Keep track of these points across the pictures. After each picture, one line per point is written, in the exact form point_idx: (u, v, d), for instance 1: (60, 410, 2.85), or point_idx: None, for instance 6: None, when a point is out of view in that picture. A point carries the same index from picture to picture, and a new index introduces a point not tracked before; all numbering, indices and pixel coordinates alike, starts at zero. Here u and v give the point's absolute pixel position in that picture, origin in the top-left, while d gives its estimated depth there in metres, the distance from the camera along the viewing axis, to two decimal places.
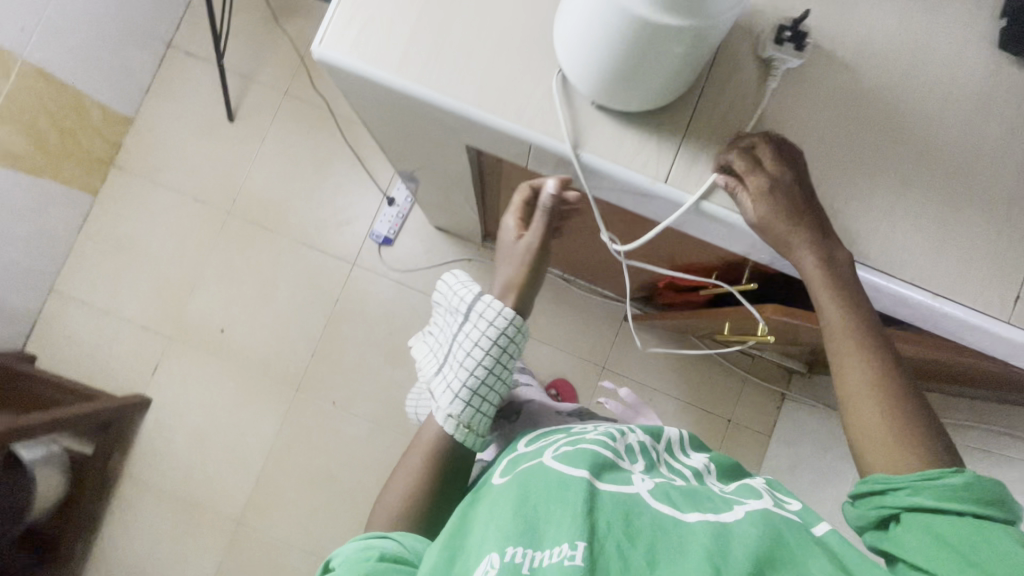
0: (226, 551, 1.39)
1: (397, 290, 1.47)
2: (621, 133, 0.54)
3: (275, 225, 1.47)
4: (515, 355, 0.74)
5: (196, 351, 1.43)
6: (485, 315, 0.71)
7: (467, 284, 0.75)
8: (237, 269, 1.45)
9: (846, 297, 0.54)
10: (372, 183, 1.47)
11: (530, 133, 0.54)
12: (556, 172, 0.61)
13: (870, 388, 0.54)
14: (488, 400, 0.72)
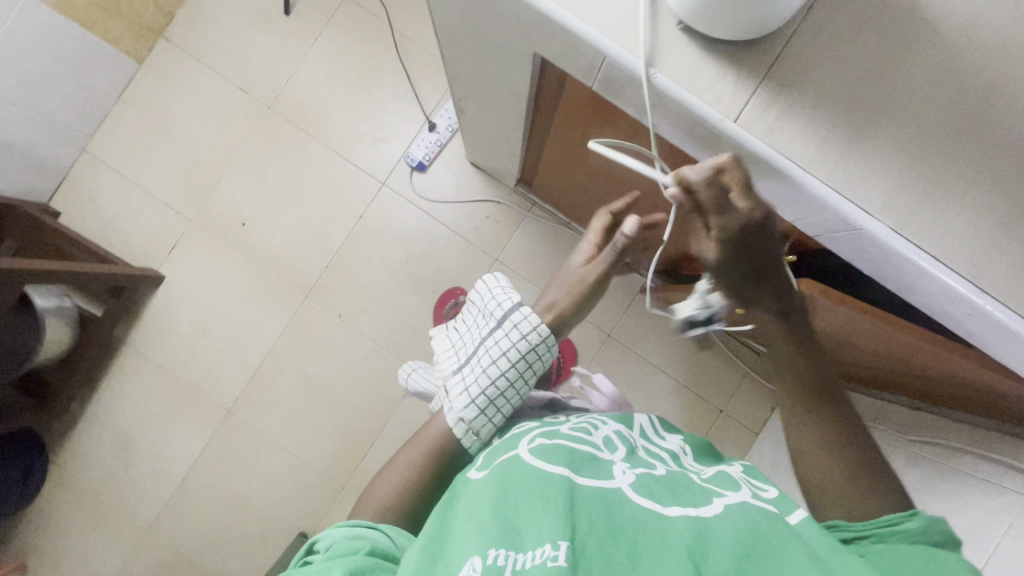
0: (212, 435, 1.43)
1: (421, 218, 1.45)
2: (700, 60, 0.52)
3: (312, 130, 1.45)
4: (536, 374, 0.77)
5: (214, 240, 1.44)
6: (521, 325, 0.75)
7: (510, 294, 0.80)
8: (268, 167, 1.45)
9: (799, 358, 0.63)
10: (416, 105, 1.44)
11: (607, 44, 0.52)
12: (621, 95, 0.59)
13: (822, 443, 0.62)
14: (501, 411, 0.75)
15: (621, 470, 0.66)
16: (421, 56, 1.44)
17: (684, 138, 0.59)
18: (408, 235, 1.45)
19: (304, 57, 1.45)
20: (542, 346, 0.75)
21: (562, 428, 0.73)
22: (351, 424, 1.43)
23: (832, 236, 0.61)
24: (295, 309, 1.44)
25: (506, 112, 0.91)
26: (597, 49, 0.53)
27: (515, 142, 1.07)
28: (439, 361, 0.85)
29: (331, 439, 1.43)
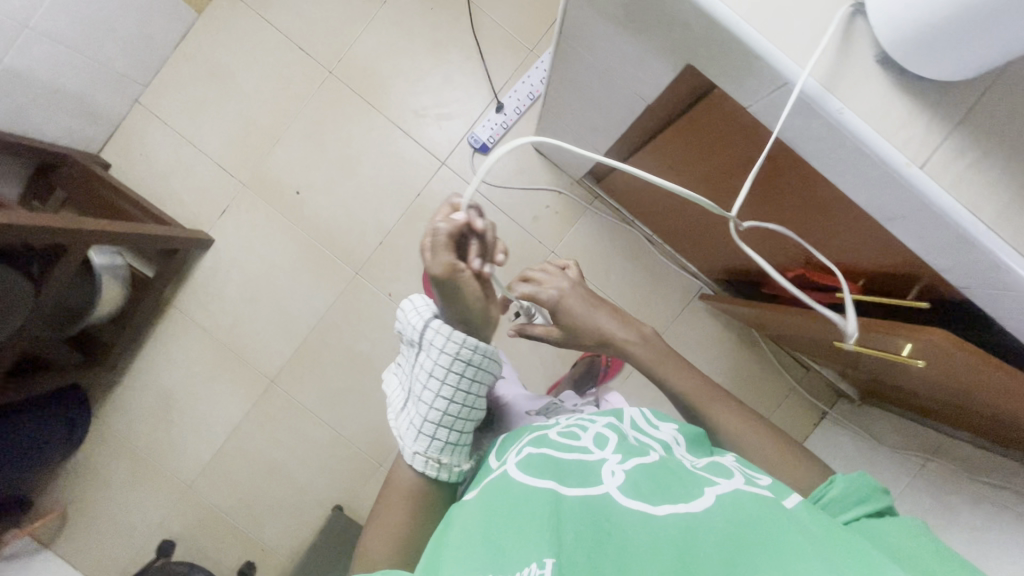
0: (253, 403, 1.42)
1: (478, 202, 1.41)
2: (894, 99, 0.47)
3: (374, 100, 1.39)
4: (479, 378, 0.76)
5: (266, 206, 1.40)
6: (445, 340, 0.74)
7: (424, 313, 0.77)
8: (325, 135, 1.39)
9: (675, 364, 0.91)
10: (485, 83, 1.38)
11: (796, 72, 0.47)
12: (784, 123, 0.54)
13: (747, 425, 0.83)
14: (464, 422, 0.77)
15: (610, 470, 0.64)
16: (495, 32, 1.37)
17: (844, 171, 0.55)
18: None
19: (371, 21, 1.37)
20: (479, 349, 0.75)
21: (551, 432, 0.72)
22: None
23: (984, 290, 0.57)
24: (344, 285, 1.41)
25: (609, 109, 0.86)
26: (779, 71, 0.48)
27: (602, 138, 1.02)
28: (389, 402, 0.85)
29: (371, 418, 1.43)
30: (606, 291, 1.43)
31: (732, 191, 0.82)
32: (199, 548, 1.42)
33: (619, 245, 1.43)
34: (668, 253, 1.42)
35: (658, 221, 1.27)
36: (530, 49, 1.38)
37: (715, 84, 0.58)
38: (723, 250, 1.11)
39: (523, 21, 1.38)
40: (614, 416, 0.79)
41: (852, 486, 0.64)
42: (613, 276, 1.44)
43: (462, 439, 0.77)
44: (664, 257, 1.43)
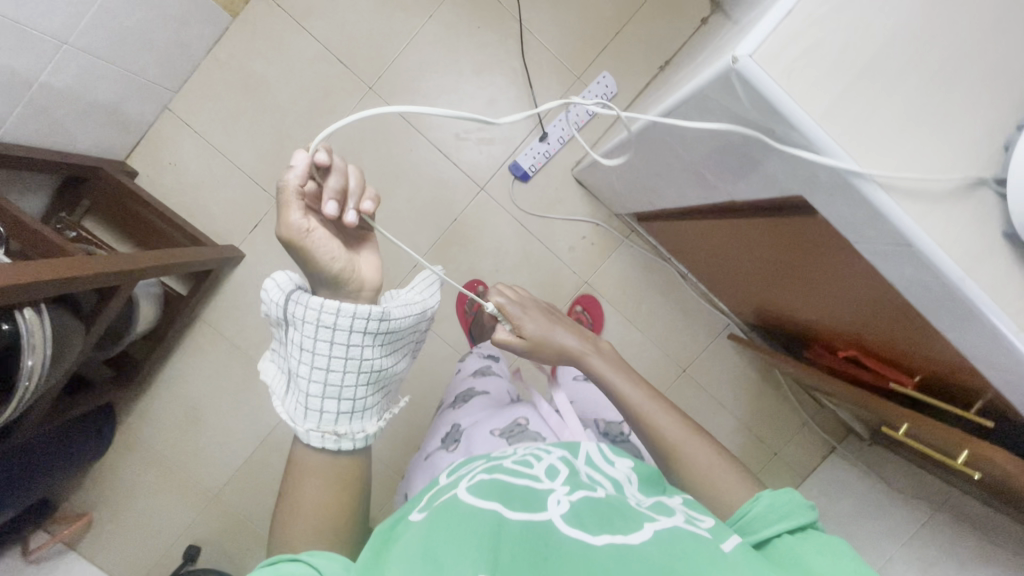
0: (282, 417, 1.43)
1: (516, 228, 1.40)
2: (1016, 275, 0.48)
3: (414, 118, 1.35)
4: (356, 342, 0.70)
5: None
6: (310, 309, 0.68)
7: (281, 288, 0.71)
8: (363, 151, 1.35)
9: (624, 371, 0.88)
10: (530, 108, 1.35)
11: (927, 245, 0.48)
12: (894, 268, 0.55)
13: (686, 430, 0.79)
14: (362, 384, 0.73)
15: (558, 499, 0.57)
16: (543, 56, 1.34)
17: (951, 319, 0.56)
18: (499, 244, 1.40)
19: (415, 36, 1.32)
20: (363, 314, 0.69)
21: (504, 461, 0.65)
22: None
23: None
24: None
25: (685, 182, 0.85)
26: (907, 237, 0.49)
27: (661, 194, 1.02)
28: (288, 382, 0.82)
29: None
30: (636, 323, 1.45)
31: (798, 277, 0.84)
32: (224, 557, 1.44)
33: (654, 278, 1.44)
34: (698, 288, 1.45)
35: (701, 264, 1.29)
36: (576, 75, 1.35)
37: (823, 216, 0.58)
38: (767, 305, 1.13)
39: (571, 46, 1.35)
40: (568, 451, 0.72)
41: (771, 505, 0.63)
42: (644, 308, 1.45)
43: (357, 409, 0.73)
44: (694, 291, 1.45)
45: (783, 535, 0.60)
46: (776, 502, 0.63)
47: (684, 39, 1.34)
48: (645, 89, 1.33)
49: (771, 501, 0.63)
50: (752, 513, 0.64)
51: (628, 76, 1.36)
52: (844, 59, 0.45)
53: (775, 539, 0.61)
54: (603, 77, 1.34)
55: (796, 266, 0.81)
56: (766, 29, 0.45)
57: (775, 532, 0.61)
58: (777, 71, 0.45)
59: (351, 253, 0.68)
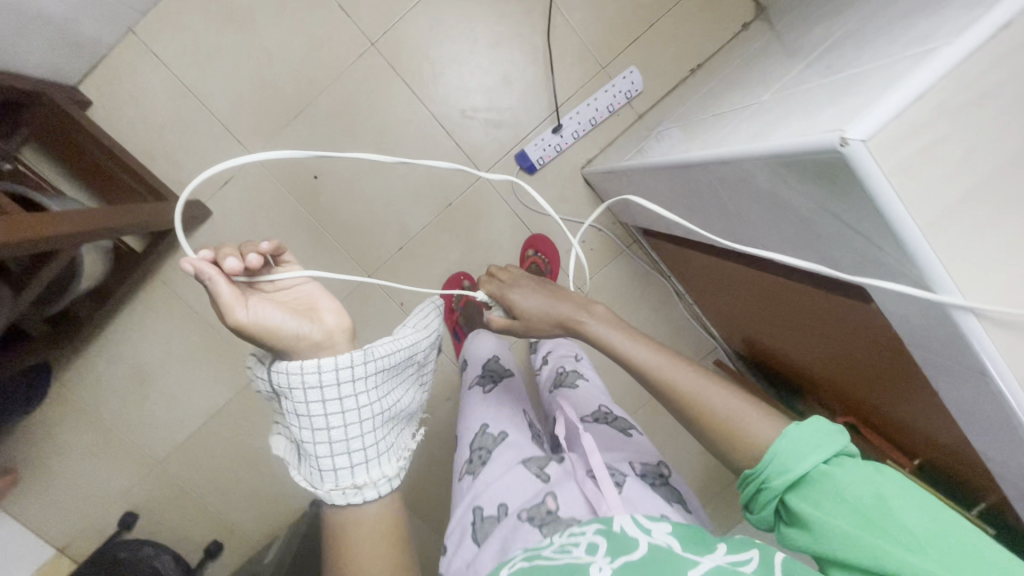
0: (239, 391, 1.34)
1: (514, 223, 1.30)
2: None
3: (418, 87, 1.21)
4: (355, 390, 0.76)
5: (277, 184, 1.23)
6: (297, 378, 0.73)
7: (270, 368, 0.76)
8: (356, 115, 1.21)
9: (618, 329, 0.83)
10: (547, 95, 1.23)
11: (1009, 383, 0.42)
12: (952, 383, 0.50)
13: (696, 377, 0.74)
14: (367, 429, 0.78)
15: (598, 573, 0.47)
16: (569, 38, 1.22)
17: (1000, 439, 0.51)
18: (494, 237, 1.30)
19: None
20: (345, 365, 0.74)
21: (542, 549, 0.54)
22: None
23: None
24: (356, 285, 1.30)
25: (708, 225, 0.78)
26: (986, 368, 0.43)
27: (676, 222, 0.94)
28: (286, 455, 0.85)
29: None
30: None
31: (812, 336, 0.79)
32: (163, 527, 1.36)
33: (648, 293, 1.39)
34: (690, 307, 1.39)
35: (702, 290, 1.24)
36: (603, 66, 1.23)
37: (884, 312, 0.52)
38: (766, 345, 1.09)
39: (601, 32, 1.23)
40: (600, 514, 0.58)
41: (805, 447, 0.60)
42: (635, 322, 1.40)
43: (369, 454, 0.78)
44: (686, 310, 1.40)
45: (826, 472, 0.58)
46: (810, 441, 0.60)
47: (722, 45, 1.23)
48: (672, 93, 1.22)
49: (807, 443, 0.59)
50: (784, 455, 0.60)
51: (657, 76, 1.25)
52: (970, 163, 0.38)
53: (816, 478, 0.58)
54: (630, 72, 1.22)
55: (816, 329, 0.76)
56: (890, 108, 0.37)
57: (816, 472, 0.58)
58: (891, 163, 0.37)
59: (305, 314, 0.74)
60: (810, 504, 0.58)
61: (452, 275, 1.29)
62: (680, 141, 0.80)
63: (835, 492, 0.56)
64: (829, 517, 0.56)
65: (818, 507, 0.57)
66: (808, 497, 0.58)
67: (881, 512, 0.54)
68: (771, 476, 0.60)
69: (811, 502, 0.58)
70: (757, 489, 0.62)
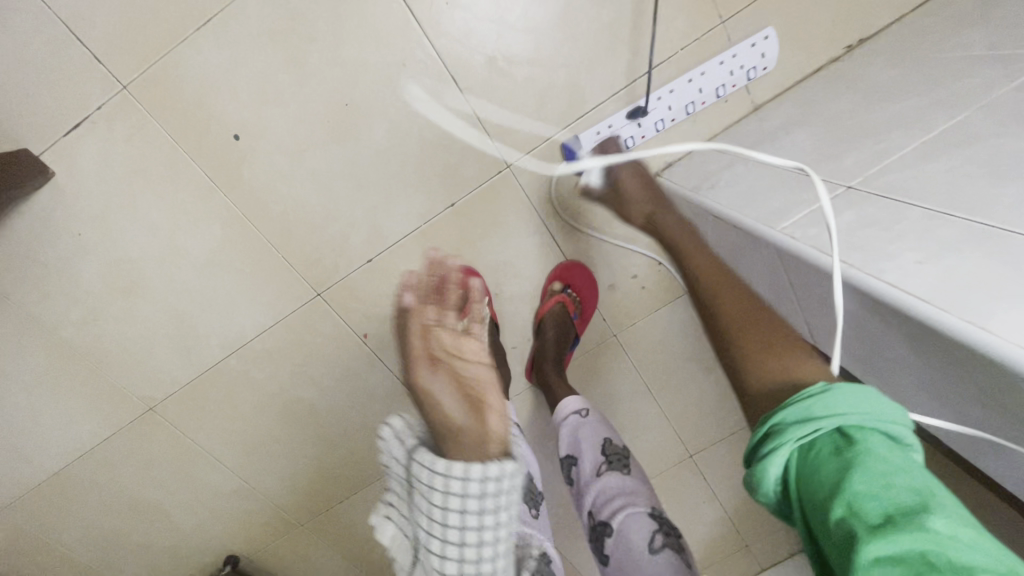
0: (114, 432, 0.92)
1: (543, 241, 0.89)
2: None
3: (422, 5, 0.70)
4: (502, 490, 0.49)
5: (168, 139, 0.73)
6: (442, 476, 0.48)
7: (400, 444, 0.52)
8: (310, 39, 0.70)
9: (694, 242, 0.65)
10: (629, 56, 0.77)
11: None
12: None
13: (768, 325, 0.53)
14: (505, 550, 0.50)
15: None
16: None
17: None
18: (512, 257, 0.89)
19: None
20: (497, 473, 0.48)
21: None
22: (337, 462, 1.02)
23: None
24: (300, 307, 0.87)
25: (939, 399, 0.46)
26: None
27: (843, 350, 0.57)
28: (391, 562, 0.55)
29: (299, 478, 1.03)
30: (654, 396, 1.08)
31: None
32: None
33: (701, 348, 1.04)
34: None
35: None
36: (723, 19, 0.76)
37: None
38: None
39: None
40: None
41: (846, 401, 0.42)
42: (672, 379, 1.08)
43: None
44: None
45: (862, 439, 0.39)
46: (856, 402, 0.41)
47: (912, 15, 0.77)
48: (820, 83, 0.78)
49: (850, 395, 0.41)
50: (819, 404, 0.42)
51: (797, 49, 0.80)
52: None
53: (845, 440, 0.40)
54: (763, 38, 0.77)
55: None
56: None
57: (846, 434, 0.40)
58: None
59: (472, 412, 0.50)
60: (825, 475, 0.38)
61: (449, 272, 0.88)
62: (915, 244, 0.43)
63: (856, 462, 0.37)
64: (833, 484, 0.37)
65: (827, 464, 0.39)
66: (823, 458, 0.39)
67: (904, 507, 0.33)
68: (785, 416, 0.43)
69: (822, 464, 0.39)
70: (763, 438, 0.45)
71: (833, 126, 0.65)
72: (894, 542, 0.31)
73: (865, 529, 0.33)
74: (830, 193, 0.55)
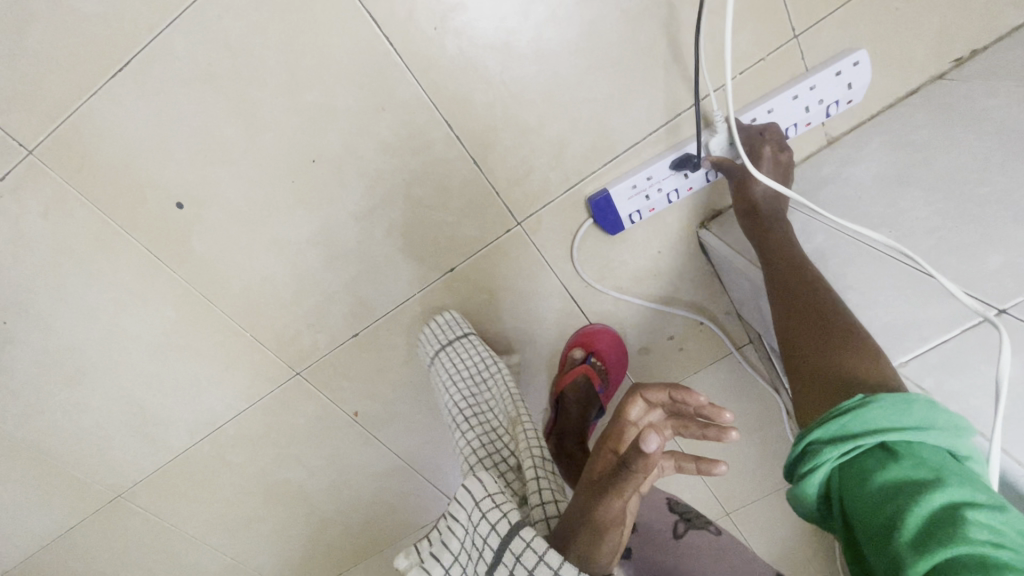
0: (72, 530, 0.80)
1: (561, 306, 0.74)
2: None
3: (404, 33, 0.54)
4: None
5: (94, 211, 0.59)
6: (547, 571, 0.40)
7: (498, 510, 0.44)
8: (260, 83, 0.54)
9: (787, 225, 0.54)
10: (671, 86, 0.60)
11: None
12: None
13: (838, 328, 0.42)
14: None
15: None
16: None
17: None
18: (523, 324, 0.75)
19: None
20: None
21: None
22: (332, 544, 0.90)
23: None
24: (277, 388, 0.74)
25: None
26: None
27: None
28: None
29: (290, 561, 0.91)
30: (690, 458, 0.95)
31: None
32: None
33: (744, 410, 0.90)
34: None
35: None
36: (795, 34, 0.59)
37: None
38: None
39: None
40: None
41: (891, 413, 0.32)
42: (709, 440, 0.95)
43: None
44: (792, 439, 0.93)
45: (912, 455, 0.30)
46: (903, 414, 0.32)
47: None
48: (917, 117, 0.60)
49: (893, 407, 0.32)
50: (856, 418, 0.33)
51: (879, 69, 0.63)
52: None
53: (891, 456, 0.31)
54: (853, 64, 0.58)
55: None
56: None
57: (891, 450, 0.31)
58: None
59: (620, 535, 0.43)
60: (871, 501, 0.30)
61: None
62: None
63: (905, 480, 0.29)
64: (876, 508, 0.29)
65: (870, 484, 0.30)
66: (865, 476, 0.31)
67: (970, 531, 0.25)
68: (817, 435, 0.34)
69: (865, 486, 0.30)
70: (797, 458, 0.36)
71: (955, 195, 0.48)
72: (938, 559, 0.25)
73: (910, 556, 0.26)
74: (969, 316, 0.40)
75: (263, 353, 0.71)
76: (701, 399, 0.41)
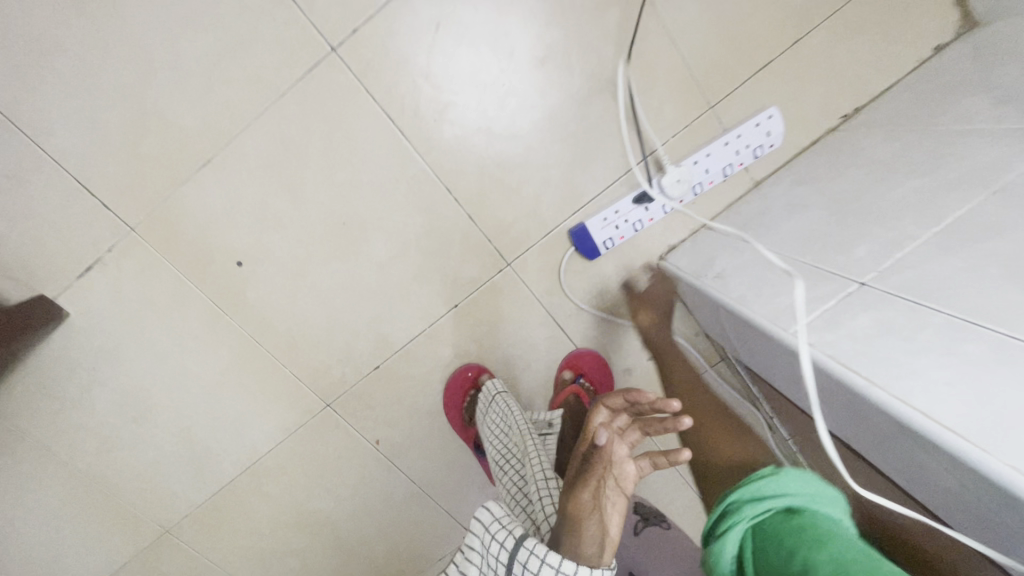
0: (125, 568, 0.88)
1: (550, 334, 0.87)
2: None
3: (412, 124, 0.72)
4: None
5: (175, 272, 0.75)
6: (549, 568, 0.48)
7: (503, 528, 0.51)
8: (306, 167, 0.73)
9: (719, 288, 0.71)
10: (619, 150, 0.77)
11: None
12: None
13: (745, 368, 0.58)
14: None
15: None
16: (663, 58, 0.74)
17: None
18: (520, 352, 0.87)
19: None
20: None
21: None
22: None
23: None
24: (310, 419, 0.86)
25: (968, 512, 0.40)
26: None
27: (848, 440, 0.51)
28: None
29: None
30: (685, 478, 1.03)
31: None
32: None
33: None
34: None
35: None
36: (711, 105, 0.77)
37: None
38: None
39: (715, 49, 0.75)
40: None
41: (795, 482, 0.41)
42: None
43: None
44: None
45: (807, 516, 0.39)
46: (803, 484, 0.41)
47: (902, 83, 0.77)
48: (815, 160, 0.77)
49: (795, 477, 0.41)
50: (769, 484, 0.42)
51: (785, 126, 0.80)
52: None
53: (791, 517, 0.39)
54: (768, 117, 0.76)
55: None
56: None
57: (791, 512, 0.40)
58: None
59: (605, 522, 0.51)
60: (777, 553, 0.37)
61: (454, 373, 0.86)
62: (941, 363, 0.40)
63: (797, 530, 0.37)
64: (777, 553, 0.37)
65: (776, 538, 0.38)
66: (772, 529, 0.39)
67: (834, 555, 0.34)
68: (738, 497, 0.43)
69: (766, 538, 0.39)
70: (722, 522, 0.44)
71: (837, 212, 0.63)
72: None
73: None
74: (841, 290, 0.52)
75: (300, 386, 0.84)
76: (645, 395, 0.58)
